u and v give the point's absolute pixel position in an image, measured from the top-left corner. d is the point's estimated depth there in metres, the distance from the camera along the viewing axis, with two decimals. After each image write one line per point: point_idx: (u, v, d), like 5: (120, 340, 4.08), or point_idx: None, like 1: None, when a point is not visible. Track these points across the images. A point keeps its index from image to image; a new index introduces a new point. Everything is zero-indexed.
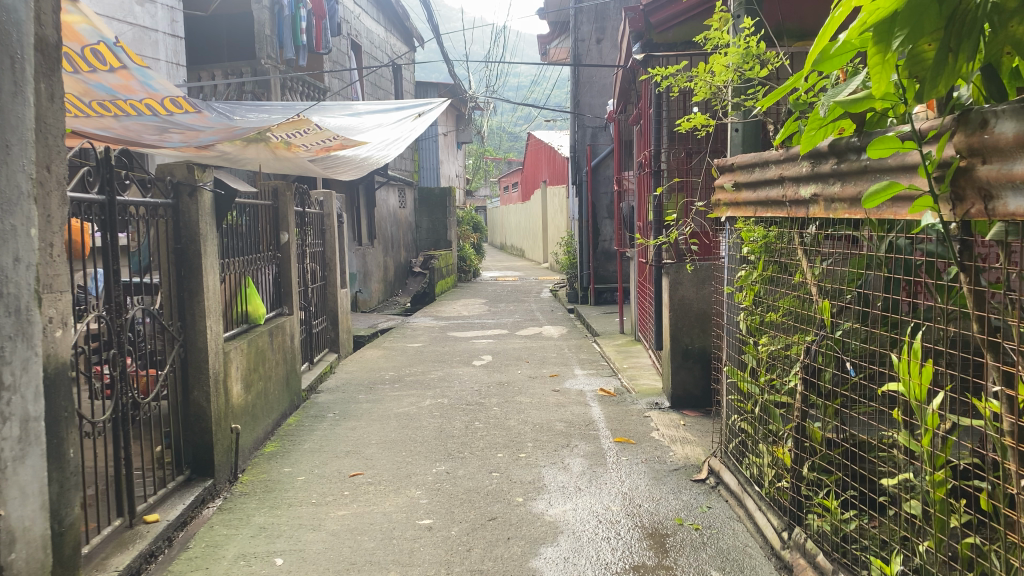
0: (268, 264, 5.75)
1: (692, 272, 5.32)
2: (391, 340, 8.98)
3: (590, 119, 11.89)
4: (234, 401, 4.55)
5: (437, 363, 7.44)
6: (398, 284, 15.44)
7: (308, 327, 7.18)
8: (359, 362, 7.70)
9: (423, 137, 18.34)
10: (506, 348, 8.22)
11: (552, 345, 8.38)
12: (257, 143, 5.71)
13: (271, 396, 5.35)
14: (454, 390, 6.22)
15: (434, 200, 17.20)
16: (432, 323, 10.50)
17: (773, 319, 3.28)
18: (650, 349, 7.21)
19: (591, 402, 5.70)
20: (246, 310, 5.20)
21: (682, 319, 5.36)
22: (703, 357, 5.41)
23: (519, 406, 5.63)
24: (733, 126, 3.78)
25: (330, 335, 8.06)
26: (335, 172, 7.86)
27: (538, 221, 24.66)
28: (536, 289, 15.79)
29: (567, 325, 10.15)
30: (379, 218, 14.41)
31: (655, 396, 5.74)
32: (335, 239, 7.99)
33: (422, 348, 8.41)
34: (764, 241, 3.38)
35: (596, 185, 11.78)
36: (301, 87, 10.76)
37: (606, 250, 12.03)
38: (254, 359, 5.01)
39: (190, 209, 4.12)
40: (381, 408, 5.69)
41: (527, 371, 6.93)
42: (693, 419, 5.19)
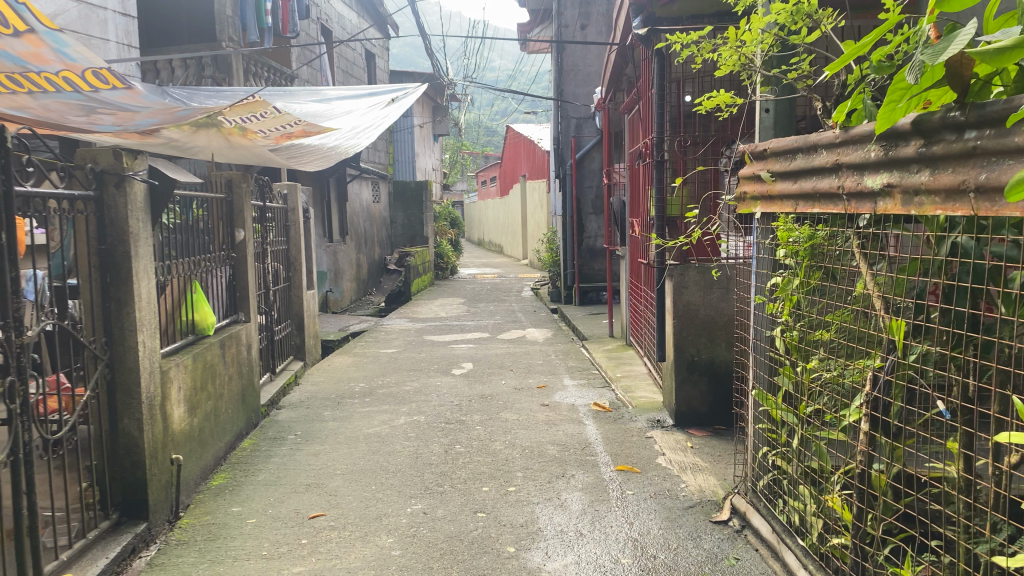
0: (220, 266, 5.09)
1: (698, 274, 4.77)
2: (362, 346, 8.32)
3: (573, 109, 11.30)
4: (175, 427, 3.89)
5: (413, 372, 6.81)
6: (371, 282, 14.77)
7: (270, 334, 6.51)
8: (327, 371, 7.04)
9: (398, 129, 17.63)
10: (488, 354, 7.61)
11: (538, 351, 7.78)
12: (208, 128, 5.03)
13: (222, 417, 4.70)
14: (431, 405, 5.60)
15: (410, 194, 16.52)
16: (407, 326, 9.85)
17: (823, 338, 2.69)
18: (644, 357, 6.64)
19: (585, 419, 5.11)
20: (192, 319, 4.54)
21: (688, 328, 4.82)
22: (711, 370, 4.85)
23: (505, 424, 5.03)
24: (763, 106, 3.21)
25: (295, 341, 7.39)
26: (298, 164, 7.19)
27: (517, 217, 24.05)
28: (516, 287, 15.15)
29: (551, 327, 9.56)
30: (352, 213, 13.72)
31: (655, 412, 5.16)
32: (300, 236, 7.32)
33: (396, 354, 7.78)
34: (808, 243, 2.79)
35: (580, 179, 11.19)
36: (267, 73, 10.02)
37: (590, 247, 11.46)
38: (202, 376, 4.36)
39: (118, 203, 3.42)
40: (350, 428, 5.06)
41: (511, 381, 6.32)
42: (701, 441, 4.62)
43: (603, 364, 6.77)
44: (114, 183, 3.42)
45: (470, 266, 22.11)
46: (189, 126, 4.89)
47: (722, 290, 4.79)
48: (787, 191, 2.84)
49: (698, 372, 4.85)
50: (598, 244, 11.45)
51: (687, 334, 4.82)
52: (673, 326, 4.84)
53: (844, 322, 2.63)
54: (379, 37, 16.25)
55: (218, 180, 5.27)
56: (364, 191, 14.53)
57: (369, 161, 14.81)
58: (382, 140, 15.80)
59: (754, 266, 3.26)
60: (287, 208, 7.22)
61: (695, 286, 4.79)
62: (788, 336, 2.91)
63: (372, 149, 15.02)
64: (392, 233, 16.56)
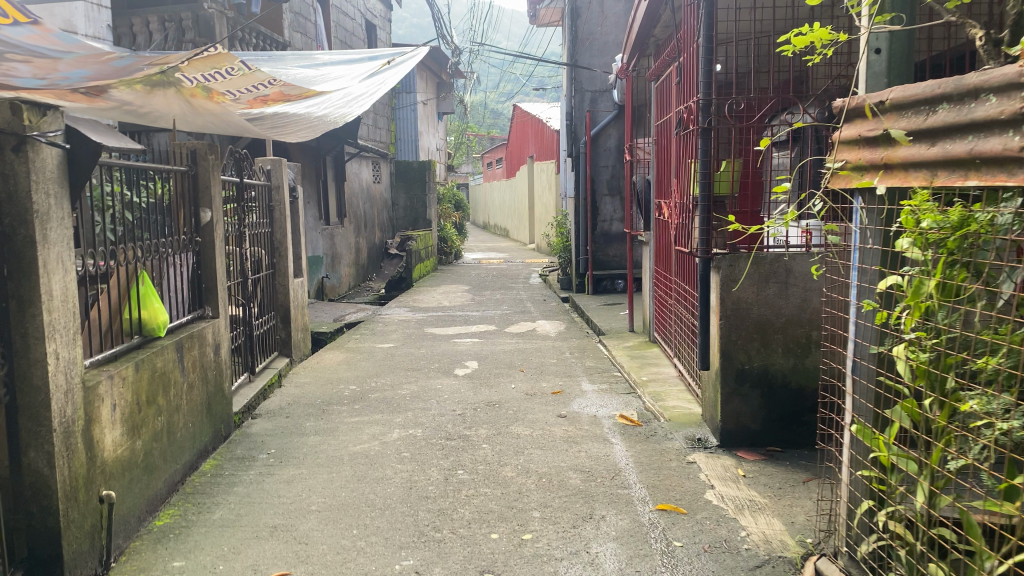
0: (183, 253, 4.30)
1: (750, 265, 4.02)
2: (356, 339, 7.52)
3: (588, 82, 10.46)
4: (107, 457, 3.11)
5: (411, 372, 6.02)
6: (370, 267, 13.97)
7: (248, 329, 5.72)
8: (314, 369, 6.24)
9: (400, 105, 16.75)
10: (495, 351, 6.81)
11: (551, 347, 6.97)
12: (165, 88, 4.21)
13: (179, 435, 3.92)
14: (430, 415, 4.80)
15: (412, 174, 15.66)
16: (407, 317, 9.04)
17: (984, 367, 1.86)
18: (674, 358, 5.85)
19: (611, 436, 4.32)
20: (140, 317, 3.73)
21: (738, 330, 4.07)
22: (764, 381, 4.10)
23: (517, 442, 4.24)
24: (872, 44, 2.40)
25: (279, 335, 6.58)
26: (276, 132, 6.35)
27: (524, 200, 23.18)
28: (523, 273, 14.35)
29: (564, 319, 8.75)
30: (350, 194, 12.90)
31: (694, 429, 4.38)
32: (285, 218, 6.52)
33: (394, 350, 6.99)
34: (959, 230, 1.96)
35: (595, 158, 10.38)
36: (256, 39, 9.12)
37: (604, 232, 10.64)
38: (149, 387, 3.58)
39: (16, 172, 2.61)
40: (333, 446, 4.27)
41: (523, 385, 5.52)
42: (755, 469, 3.83)
43: (627, 366, 5.96)
44: (11, 147, 2.60)
45: (475, 250, 21.28)
46: (140, 85, 4.06)
47: (779, 286, 4.04)
48: (919, 159, 2.06)
49: (749, 383, 4.10)
50: (613, 229, 10.62)
51: (737, 338, 4.08)
52: (718, 328, 4.10)
53: (1016, 344, 1.82)
54: (381, 8, 15.35)
55: (179, 151, 4.45)
56: (364, 170, 13.70)
57: (369, 138, 13.97)
58: (383, 117, 14.96)
59: (853, 260, 2.47)
60: (270, 186, 6.40)
61: (746, 279, 4.04)
62: (916, 358, 2.10)
63: (372, 126, 14.17)
64: (393, 215, 15.73)
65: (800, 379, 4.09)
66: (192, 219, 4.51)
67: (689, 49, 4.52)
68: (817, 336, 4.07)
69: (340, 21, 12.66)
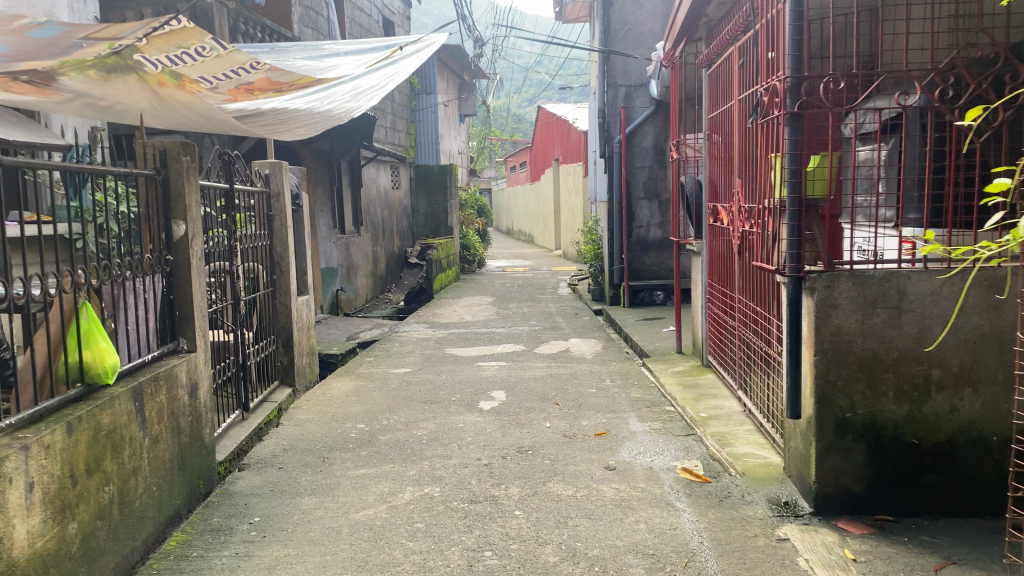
0: (149, 275, 3.52)
1: (854, 287, 3.20)
2: (369, 363, 6.74)
3: (622, 76, 9.62)
4: (16, 558, 2.32)
5: (429, 406, 5.21)
6: (389, 277, 13.22)
7: (242, 360, 4.96)
8: (320, 400, 5.45)
9: (420, 107, 16.02)
10: (526, 377, 5.99)
11: (589, 373, 6.13)
12: (125, 73, 3.46)
13: (137, 505, 3.13)
14: (450, 466, 3.99)
15: (433, 180, 14.91)
16: (426, 334, 8.24)
17: None
18: (739, 392, 5.00)
19: (676, 501, 3.49)
20: (82, 362, 2.94)
21: (838, 369, 3.24)
22: (870, 433, 3.25)
23: (558, 509, 3.41)
24: None
25: (281, 363, 5.80)
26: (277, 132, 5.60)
27: (550, 205, 22.34)
28: (551, 282, 13.53)
29: (600, 336, 7.91)
30: (367, 200, 12.14)
31: (778, 490, 3.54)
32: (287, 229, 5.74)
33: (411, 375, 6.19)
34: None
35: (630, 158, 9.57)
36: (261, 34, 8.33)
37: (641, 239, 9.78)
38: (89, 454, 2.79)
39: None
40: (330, 513, 3.46)
41: (560, 424, 4.69)
42: (869, 551, 2.97)
43: (680, 400, 5.11)
44: None
45: (499, 257, 20.46)
46: (93, 69, 3.33)
47: (890, 312, 3.20)
48: None
49: (852, 436, 3.26)
50: (650, 235, 9.76)
51: (836, 379, 3.24)
52: (812, 366, 3.26)
53: None
54: (399, 5, 14.63)
55: (145, 151, 3.66)
56: (382, 176, 12.95)
57: (387, 142, 13.22)
58: (402, 119, 14.22)
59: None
60: (269, 194, 5.63)
61: (846, 303, 3.21)
62: None
63: (390, 129, 13.43)
64: (413, 223, 14.98)
65: (916, 430, 3.24)
66: (163, 233, 3.72)
67: (767, 23, 3.71)
68: (938, 376, 3.21)
69: (356, 17, 11.90)
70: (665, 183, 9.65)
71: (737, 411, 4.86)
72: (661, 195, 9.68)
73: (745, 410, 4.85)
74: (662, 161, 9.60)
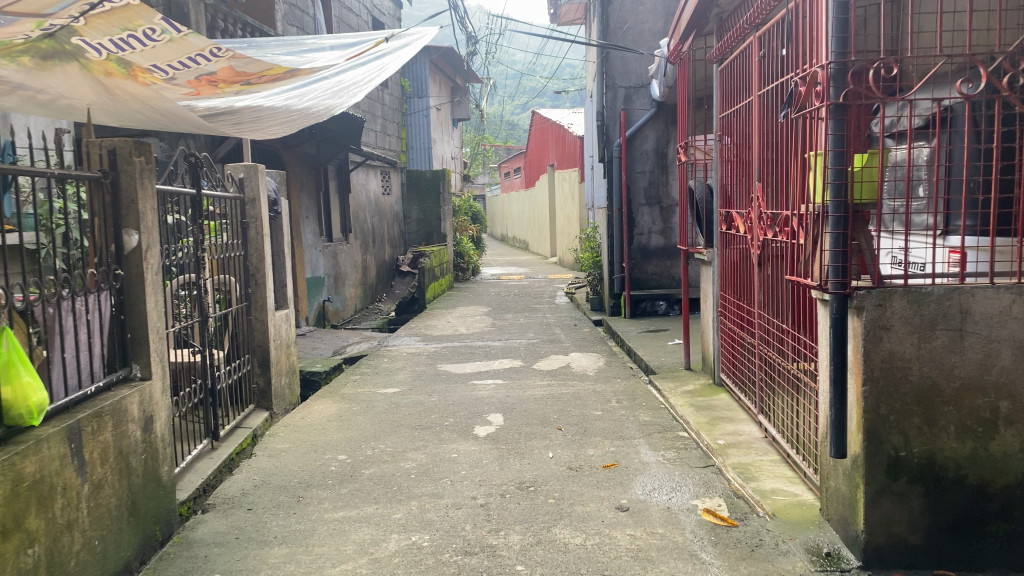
0: (92, 294, 3.06)
1: (909, 305, 2.76)
2: (355, 382, 6.26)
3: (621, 77, 9.17)
4: None
5: (418, 432, 4.75)
6: (380, 286, 12.75)
7: (211, 384, 4.50)
8: (299, 425, 4.98)
9: (411, 111, 15.58)
10: (523, 398, 5.53)
11: (592, 393, 5.67)
12: (64, 60, 3.10)
13: (72, 566, 2.66)
14: (442, 507, 3.53)
15: (425, 185, 14.46)
16: (418, 348, 7.77)
17: None
18: (759, 416, 4.56)
19: (701, 552, 3.03)
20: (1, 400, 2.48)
21: (890, 402, 2.79)
22: (928, 475, 2.81)
23: (565, 562, 2.95)
24: None
25: (257, 384, 5.33)
26: (248, 131, 5.15)
27: (544, 211, 21.90)
28: (547, 291, 13.08)
29: (601, 350, 7.45)
30: (356, 206, 11.68)
31: (817, 538, 3.08)
32: (263, 238, 5.27)
33: (399, 396, 5.72)
34: None
35: (630, 162, 9.14)
36: (241, 31, 7.87)
37: (642, 247, 9.35)
38: (4, 512, 2.32)
39: None
40: (303, 568, 2.99)
41: (563, 455, 4.23)
42: None
43: (693, 425, 4.66)
44: None
45: (494, 264, 20.01)
46: (26, 56, 3.01)
47: (951, 334, 2.76)
48: None
49: (906, 478, 2.81)
50: (651, 243, 9.32)
51: (888, 412, 2.80)
52: (861, 398, 2.81)
53: None
54: (389, 6, 14.19)
55: (91, 151, 3.19)
56: (372, 181, 12.49)
57: (377, 146, 12.78)
58: (393, 123, 13.77)
59: None
60: (242, 199, 5.17)
61: (900, 324, 2.76)
62: None
63: (380, 133, 13.01)
64: (405, 230, 14.53)
65: (982, 471, 2.80)
66: (112, 245, 3.26)
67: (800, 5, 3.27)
68: (1007, 408, 2.78)
69: (344, 17, 11.47)
70: (667, 188, 9.23)
71: (758, 437, 4.41)
72: (663, 201, 9.25)
73: (766, 437, 4.41)
74: (664, 166, 9.17)
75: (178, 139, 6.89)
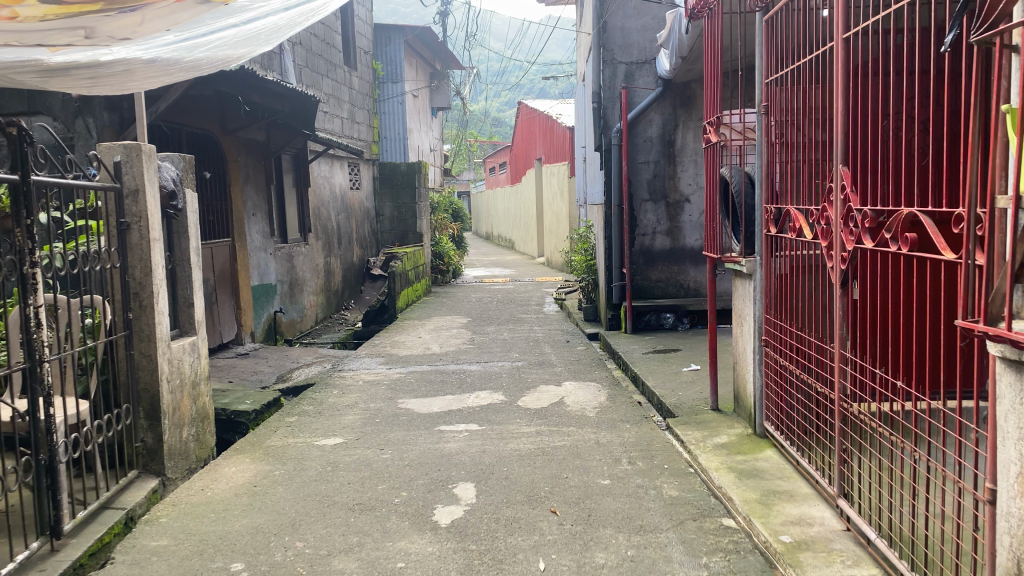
0: None
1: None
2: (286, 428, 4.85)
3: (621, 50, 7.80)
4: None
5: (354, 519, 3.38)
6: (347, 292, 11.35)
7: (47, 458, 3.07)
8: (192, 504, 3.61)
9: (384, 97, 14.22)
10: (504, 455, 4.16)
11: (594, 446, 4.29)
12: None
13: None
14: None
15: (399, 179, 13.05)
16: (378, 375, 6.36)
17: None
18: (837, 497, 3.20)
19: None
20: None
21: None
22: None
23: None
24: None
25: (143, 442, 3.91)
26: (102, 91, 3.71)
27: (532, 209, 20.55)
28: (534, 298, 11.70)
29: (602, 378, 6.09)
30: (318, 202, 10.27)
31: None
32: (151, 245, 3.86)
33: (339, 451, 4.33)
34: None
35: (632, 150, 7.79)
36: None
37: (645, 249, 7.99)
38: None
39: None
40: None
41: (561, 568, 2.86)
42: None
43: (742, 508, 3.29)
44: None
45: (477, 265, 18.62)
46: None
47: None
48: None
49: None
50: (656, 245, 7.97)
51: None
52: None
53: None
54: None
55: None
56: (337, 174, 11.09)
57: (343, 134, 11.41)
58: (362, 109, 12.37)
59: None
60: (119, 191, 3.78)
61: None
62: None
63: (347, 119, 11.63)
64: (378, 228, 13.12)
65: None
66: None
67: None
68: None
69: None
70: (675, 180, 7.88)
71: (838, 532, 3.05)
72: (669, 195, 7.90)
73: (850, 529, 3.05)
74: (671, 155, 7.83)
75: (74, 116, 5.46)
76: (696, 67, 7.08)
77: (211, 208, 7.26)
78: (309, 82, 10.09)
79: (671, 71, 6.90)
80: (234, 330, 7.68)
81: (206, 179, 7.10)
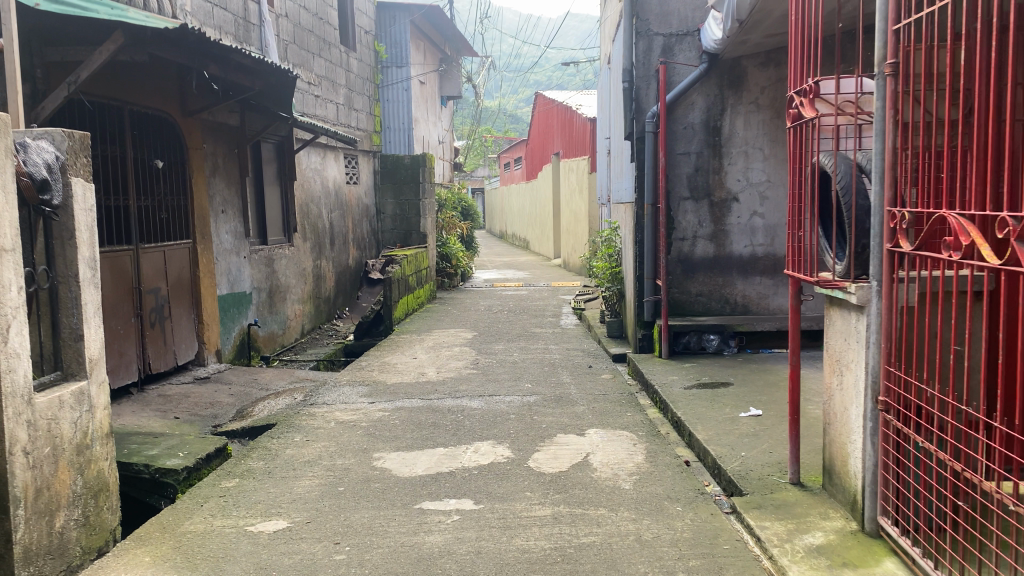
0: None
1: None
2: (218, 500, 3.62)
3: (659, 19, 6.51)
4: None
5: None
6: (340, 298, 10.17)
7: None
8: None
9: (387, 83, 13.07)
10: (506, 560, 2.91)
11: (636, 547, 3.04)
12: None
13: None
14: None
15: (403, 173, 11.82)
16: (356, 413, 5.12)
17: None
18: None
19: None
20: None
21: None
22: None
23: None
24: None
25: None
26: None
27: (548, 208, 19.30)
28: (549, 308, 10.43)
29: (636, 423, 4.82)
30: (307, 197, 9.06)
31: None
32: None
33: (277, 546, 3.10)
34: None
35: (670, 139, 6.52)
36: None
37: (683, 257, 6.72)
38: None
39: None
40: None
41: None
42: None
43: None
44: None
45: (489, 266, 17.38)
46: None
47: None
48: None
49: None
50: (696, 252, 6.70)
51: None
52: None
53: None
54: None
55: None
56: (330, 166, 9.89)
57: (338, 122, 10.20)
58: (361, 95, 11.17)
59: None
60: None
61: None
62: None
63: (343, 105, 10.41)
64: (379, 227, 11.93)
65: None
66: None
67: None
68: None
69: None
70: (720, 176, 6.60)
71: None
72: (713, 193, 6.62)
73: None
74: (715, 145, 6.55)
75: None
76: (750, 37, 5.80)
77: (166, 203, 6.08)
78: (298, 61, 8.88)
79: (722, 40, 5.63)
80: (195, 349, 6.48)
81: (158, 169, 5.92)
